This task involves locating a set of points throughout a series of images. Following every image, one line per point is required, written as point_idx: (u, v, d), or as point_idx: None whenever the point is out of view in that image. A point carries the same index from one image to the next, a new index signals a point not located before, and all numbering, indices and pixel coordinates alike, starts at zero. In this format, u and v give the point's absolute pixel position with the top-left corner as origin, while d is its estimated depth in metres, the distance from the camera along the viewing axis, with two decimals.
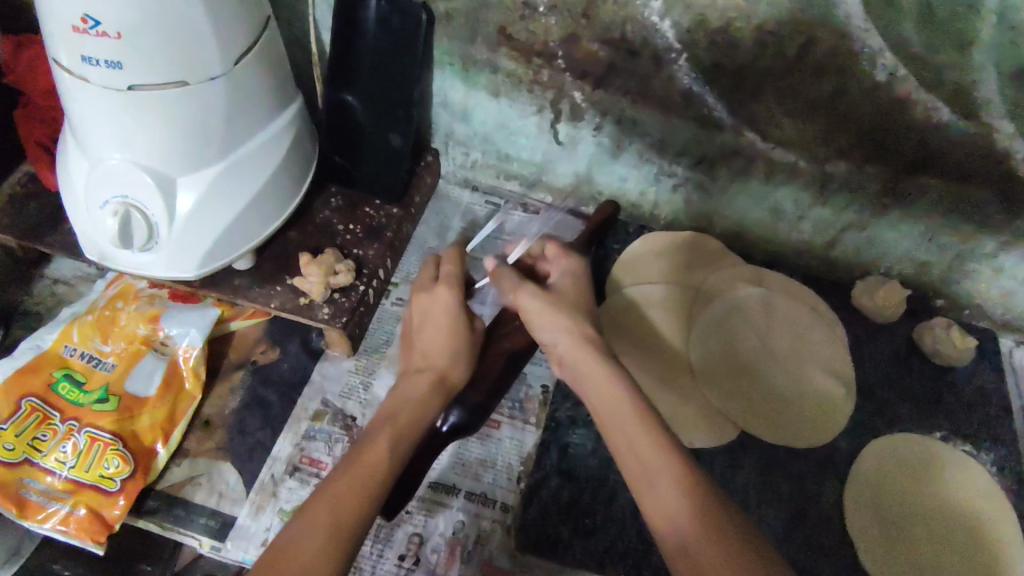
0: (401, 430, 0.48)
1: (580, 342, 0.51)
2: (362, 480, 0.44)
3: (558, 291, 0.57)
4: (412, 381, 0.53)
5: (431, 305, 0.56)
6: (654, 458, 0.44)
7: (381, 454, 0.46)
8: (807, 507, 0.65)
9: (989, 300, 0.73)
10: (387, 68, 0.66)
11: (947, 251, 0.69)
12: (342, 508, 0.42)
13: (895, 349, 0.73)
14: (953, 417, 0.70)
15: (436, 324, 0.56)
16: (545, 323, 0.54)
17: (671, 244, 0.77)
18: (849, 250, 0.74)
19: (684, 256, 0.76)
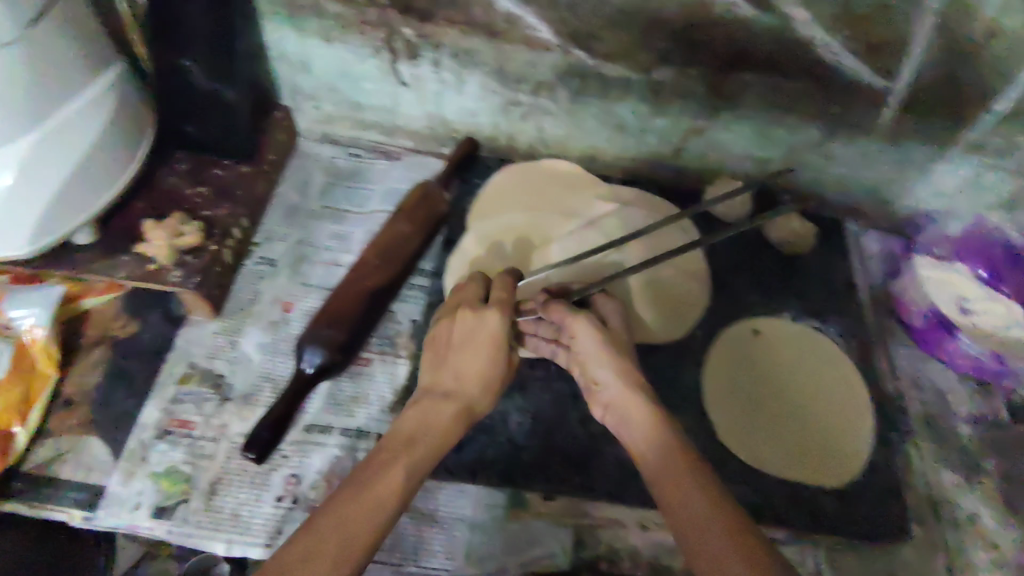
0: (417, 456, 0.49)
1: (634, 388, 0.53)
2: (372, 502, 0.45)
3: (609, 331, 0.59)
4: (429, 410, 0.54)
5: (475, 331, 0.57)
6: (688, 488, 0.45)
7: (391, 481, 0.46)
8: (670, 397, 0.69)
9: (826, 187, 0.81)
10: (214, 21, 0.65)
11: (781, 145, 0.76)
12: (344, 518, 0.43)
13: (749, 246, 0.79)
14: (802, 295, 0.76)
15: (476, 342, 0.57)
16: (595, 359, 0.56)
17: (529, 173, 0.79)
18: (695, 156, 0.79)
19: (542, 183, 0.78)
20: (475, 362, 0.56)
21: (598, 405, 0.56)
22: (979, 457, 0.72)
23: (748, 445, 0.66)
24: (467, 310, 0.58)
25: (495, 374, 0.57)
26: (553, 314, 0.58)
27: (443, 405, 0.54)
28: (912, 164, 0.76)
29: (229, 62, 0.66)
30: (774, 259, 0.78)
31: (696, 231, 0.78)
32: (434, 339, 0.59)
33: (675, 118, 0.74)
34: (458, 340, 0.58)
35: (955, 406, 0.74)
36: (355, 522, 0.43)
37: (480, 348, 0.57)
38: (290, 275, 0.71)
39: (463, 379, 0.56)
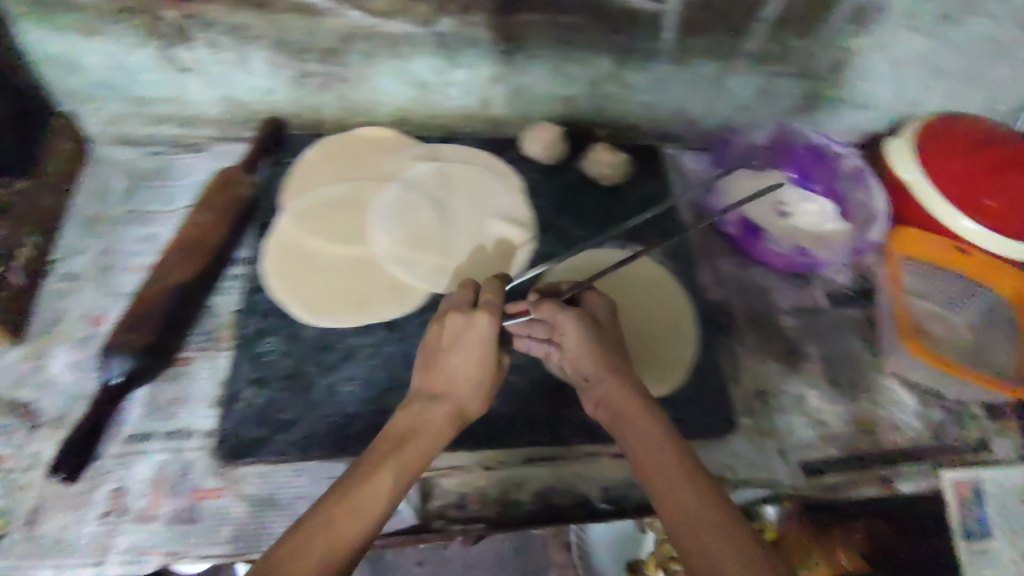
0: (409, 455, 0.49)
1: (623, 379, 0.53)
2: (365, 506, 0.44)
3: (601, 326, 0.58)
4: (419, 411, 0.52)
5: (467, 331, 0.53)
6: (685, 492, 0.44)
7: (380, 487, 0.46)
8: None
9: (634, 115, 0.85)
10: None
11: (579, 81, 0.78)
12: (336, 523, 0.43)
13: (568, 183, 0.81)
14: (626, 222, 0.79)
15: (466, 344, 0.53)
16: (582, 355, 0.55)
17: (343, 145, 0.78)
18: (503, 104, 0.80)
19: (358, 154, 0.78)
20: (467, 367, 0.53)
21: (593, 399, 0.55)
22: (800, 344, 0.77)
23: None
24: (461, 314, 0.54)
25: (489, 377, 0.54)
26: (544, 313, 0.56)
27: (432, 404, 0.52)
28: (706, 81, 0.80)
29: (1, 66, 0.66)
30: (594, 192, 0.81)
31: (514, 177, 0.80)
32: (429, 339, 0.55)
33: (472, 69, 0.75)
34: (447, 343, 0.54)
35: (777, 302, 0.80)
36: (339, 527, 0.43)
37: (472, 354, 0.53)
38: (94, 287, 0.68)
39: (453, 382, 0.53)
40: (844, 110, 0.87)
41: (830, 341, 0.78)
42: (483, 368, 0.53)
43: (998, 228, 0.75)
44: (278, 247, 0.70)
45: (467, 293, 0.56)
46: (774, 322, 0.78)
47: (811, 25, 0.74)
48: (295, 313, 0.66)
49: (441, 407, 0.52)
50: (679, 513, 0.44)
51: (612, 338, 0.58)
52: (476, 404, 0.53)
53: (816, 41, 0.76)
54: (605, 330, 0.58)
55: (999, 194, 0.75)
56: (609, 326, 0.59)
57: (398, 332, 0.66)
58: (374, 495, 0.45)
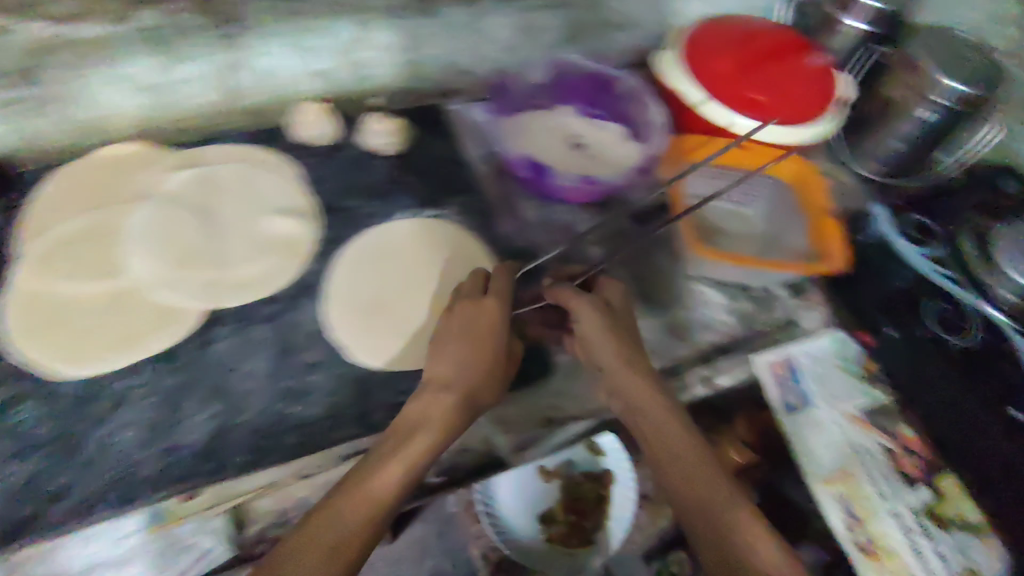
0: (410, 447, 0.53)
1: (633, 371, 0.60)
2: (366, 499, 0.50)
3: (611, 311, 0.64)
4: (429, 405, 0.56)
5: (475, 318, 0.59)
6: (707, 483, 0.55)
7: (387, 481, 0.51)
8: (292, 336, 0.64)
9: (402, 78, 0.81)
10: None
11: (328, 52, 0.74)
12: (343, 519, 0.49)
13: (349, 158, 0.76)
14: (415, 188, 0.77)
15: (475, 326, 0.59)
16: (598, 344, 0.62)
17: (85, 171, 0.71)
18: (255, 92, 0.75)
19: (103, 177, 0.71)
20: (468, 352, 0.58)
21: (607, 389, 0.62)
22: (611, 269, 0.78)
23: (374, 352, 0.64)
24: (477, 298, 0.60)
25: (497, 364, 0.58)
26: (555, 296, 0.64)
27: (440, 397, 0.56)
28: (461, 28, 0.78)
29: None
30: (375, 165, 0.77)
31: (286, 164, 0.75)
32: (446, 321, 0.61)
33: (204, 61, 0.69)
34: (459, 328, 0.59)
35: (582, 233, 0.80)
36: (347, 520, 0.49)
37: (470, 339, 0.58)
38: None
39: (466, 357, 0.58)
40: (606, 33, 0.88)
41: (639, 261, 0.79)
42: (488, 349, 0.58)
43: (770, 117, 0.81)
44: (19, 301, 0.62)
45: (475, 281, 0.63)
46: (583, 254, 0.78)
47: None
48: (50, 370, 0.59)
49: (450, 396, 0.56)
50: (704, 502, 0.54)
51: (623, 324, 0.64)
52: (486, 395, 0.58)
53: None
54: (618, 321, 0.64)
55: (755, 89, 0.82)
56: (620, 312, 0.65)
57: (177, 359, 0.61)
58: (380, 485, 0.51)
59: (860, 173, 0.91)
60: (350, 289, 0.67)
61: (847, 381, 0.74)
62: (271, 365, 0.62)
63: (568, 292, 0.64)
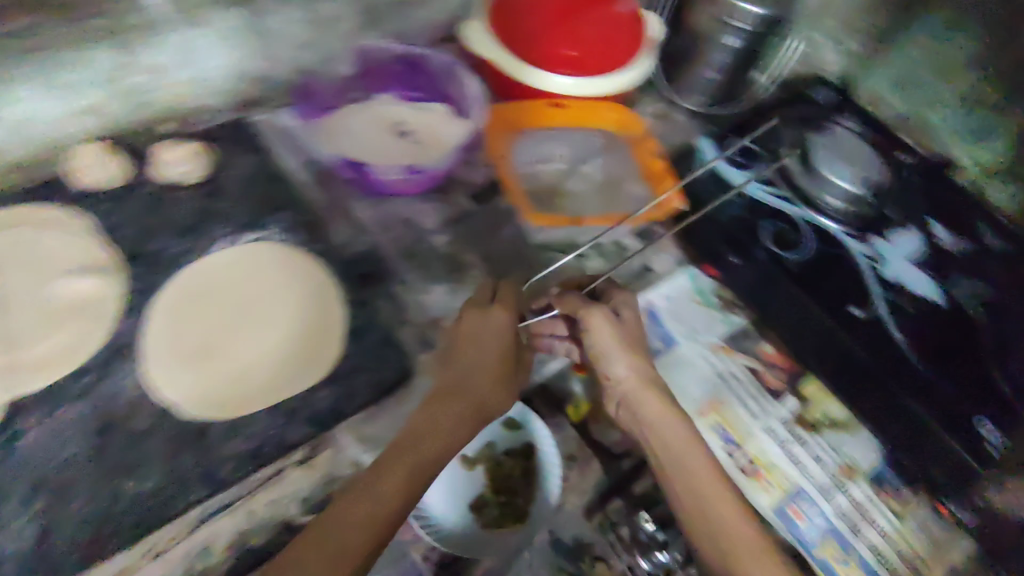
0: (420, 457, 0.52)
1: (646, 385, 0.60)
2: (372, 510, 0.48)
3: (622, 320, 0.64)
4: (440, 417, 0.56)
5: (482, 328, 0.61)
6: (699, 461, 0.56)
7: (391, 488, 0.49)
8: (113, 406, 0.58)
9: (193, 98, 0.75)
10: None
11: (92, 86, 0.67)
12: (347, 526, 0.47)
13: (149, 197, 0.70)
14: (231, 213, 0.71)
15: (484, 341, 0.60)
16: (608, 353, 0.62)
17: None
18: (20, 145, 0.67)
19: None
20: (482, 357, 0.60)
21: (614, 396, 0.62)
22: (459, 254, 0.75)
23: (207, 401, 0.59)
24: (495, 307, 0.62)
25: (504, 371, 0.60)
26: (566, 304, 0.64)
27: (452, 409, 0.56)
28: (237, 32, 0.72)
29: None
30: (179, 198, 0.70)
31: (74, 217, 0.67)
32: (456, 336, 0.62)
33: None
34: (467, 338, 0.61)
35: (423, 224, 0.76)
36: (353, 528, 0.47)
37: (490, 346, 0.60)
38: None
39: (476, 374, 0.59)
40: (404, 10, 0.84)
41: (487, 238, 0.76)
42: (495, 366, 0.59)
43: (580, 71, 0.80)
44: None
45: (486, 293, 0.65)
46: (428, 245, 0.75)
47: None
48: None
49: (457, 406, 0.57)
50: (693, 481, 0.54)
51: (636, 332, 0.64)
52: (499, 399, 0.58)
53: None
54: (629, 327, 0.64)
55: (563, 44, 0.80)
56: (632, 321, 0.65)
57: None
58: (382, 492, 0.49)
59: (684, 107, 0.94)
60: (174, 341, 0.62)
61: (707, 315, 0.75)
62: (95, 443, 0.56)
63: (578, 301, 0.64)
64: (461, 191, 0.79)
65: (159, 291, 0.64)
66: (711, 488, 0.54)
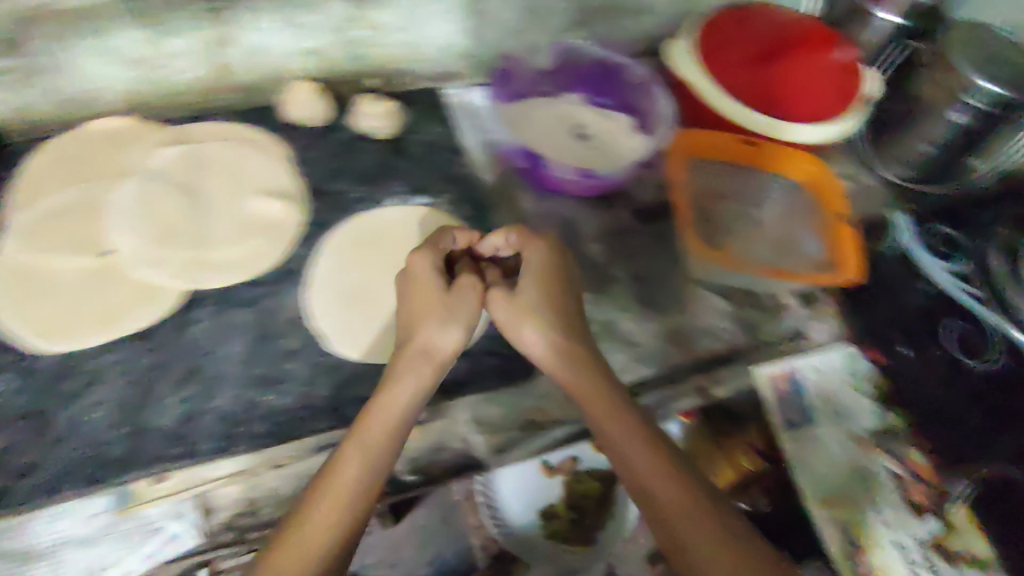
0: (377, 419, 0.52)
1: (615, 416, 0.52)
2: (336, 496, 0.48)
3: (526, 287, 0.59)
4: (428, 344, 0.56)
5: (420, 276, 0.60)
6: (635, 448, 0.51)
7: (352, 462, 0.50)
8: (269, 322, 0.62)
9: (404, 61, 0.77)
10: None
11: (322, 31, 0.70)
12: (323, 518, 0.47)
13: (339, 144, 0.74)
14: (406, 177, 0.73)
15: (412, 294, 0.59)
16: (519, 329, 0.58)
17: (94, 138, 0.69)
18: (246, 72, 0.71)
19: (104, 144, 0.69)
20: (421, 300, 0.59)
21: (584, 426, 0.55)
22: (610, 268, 0.74)
23: (359, 343, 0.62)
24: (415, 253, 0.61)
25: (437, 296, 0.58)
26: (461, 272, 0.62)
27: (409, 368, 0.55)
28: (460, 9, 0.73)
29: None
30: (367, 151, 0.74)
31: (277, 143, 0.72)
32: (400, 295, 0.61)
33: (188, 36, 0.65)
34: (402, 282, 0.61)
35: (580, 229, 0.76)
36: (321, 516, 0.47)
37: (421, 292, 0.59)
38: None
39: (414, 324, 0.58)
40: (616, 16, 0.81)
41: (643, 261, 0.75)
42: (426, 310, 0.58)
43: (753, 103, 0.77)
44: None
45: (400, 277, 0.61)
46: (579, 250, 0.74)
47: None
48: (23, 345, 0.59)
49: (413, 354, 0.56)
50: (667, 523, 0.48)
51: (539, 301, 0.59)
52: (446, 331, 0.57)
53: None
54: (542, 286, 0.59)
55: (740, 78, 0.77)
56: (538, 289, 0.59)
57: (155, 339, 0.60)
58: (350, 473, 0.49)
59: (880, 174, 0.86)
60: (338, 280, 0.65)
61: (855, 396, 0.68)
62: (246, 354, 0.60)
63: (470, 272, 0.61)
64: (622, 205, 0.79)
65: (333, 230, 0.68)
66: (663, 487, 0.49)
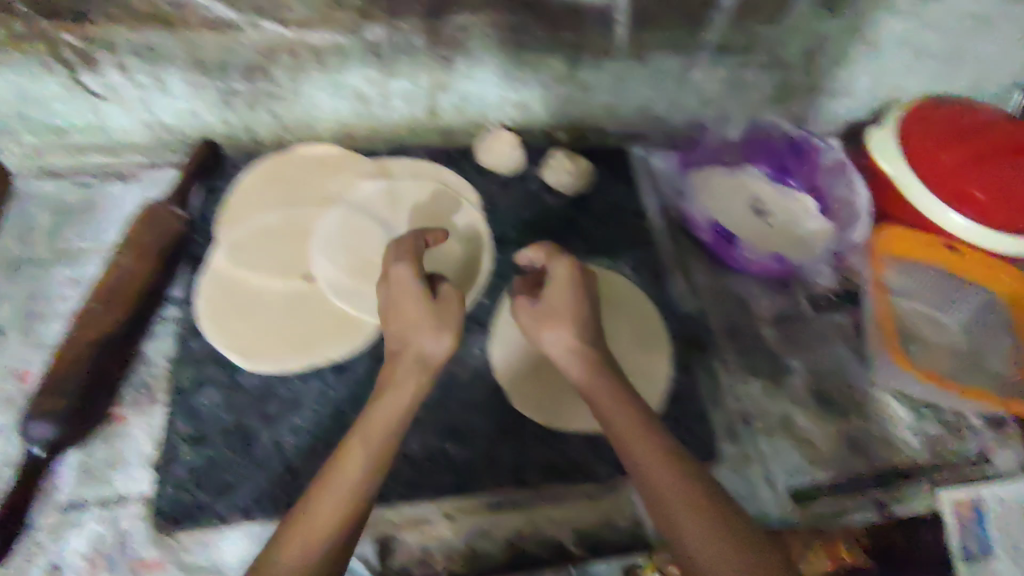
0: (379, 415, 0.50)
1: (626, 413, 0.48)
2: (340, 496, 0.47)
3: (544, 304, 0.55)
4: (427, 345, 0.53)
5: (403, 286, 0.55)
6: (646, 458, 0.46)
7: (355, 452, 0.48)
8: (456, 370, 0.64)
9: (599, 118, 0.77)
10: None
11: (531, 83, 0.71)
12: (324, 517, 0.46)
13: (527, 193, 0.75)
14: (590, 236, 0.73)
15: (397, 301, 0.55)
16: (540, 333, 0.54)
17: (303, 161, 0.72)
18: (451, 113, 0.73)
19: (311, 169, 0.72)
20: (410, 308, 0.54)
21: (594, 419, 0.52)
22: (785, 357, 0.72)
23: (544, 406, 0.62)
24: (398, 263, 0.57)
25: (429, 309, 0.54)
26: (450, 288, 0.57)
27: (406, 368, 0.52)
28: (668, 77, 0.73)
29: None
30: (554, 204, 0.75)
31: (469, 187, 0.73)
32: (384, 308, 0.57)
33: (410, 77, 0.67)
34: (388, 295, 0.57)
35: (756, 311, 0.75)
36: (322, 509, 0.46)
37: (409, 303, 0.55)
38: (20, 338, 0.64)
39: (405, 333, 0.54)
40: (816, 96, 0.79)
41: (817, 353, 0.73)
42: (419, 321, 0.54)
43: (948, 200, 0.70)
44: (212, 288, 0.64)
45: (385, 287, 0.57)
46: (752, 333, 0.73)
47: (778, 11, 0.67)
48: (232, 359, 0.61)
49: (406, 358, 0.53)
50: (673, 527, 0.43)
51: (563, 314, 0.54)
52: (439, 341, 0.53)
53: (777, 28, 0.69)
54: (559, 299, 0.55)
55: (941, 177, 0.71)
56: (558, 301, 0.54)
57: (350, 372, 0.63)
58: (348, 472, 0.47)
59: None
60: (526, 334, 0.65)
61: None
62: (433, 400, 0.62)
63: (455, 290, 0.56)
64: (801, 290, 0.76)
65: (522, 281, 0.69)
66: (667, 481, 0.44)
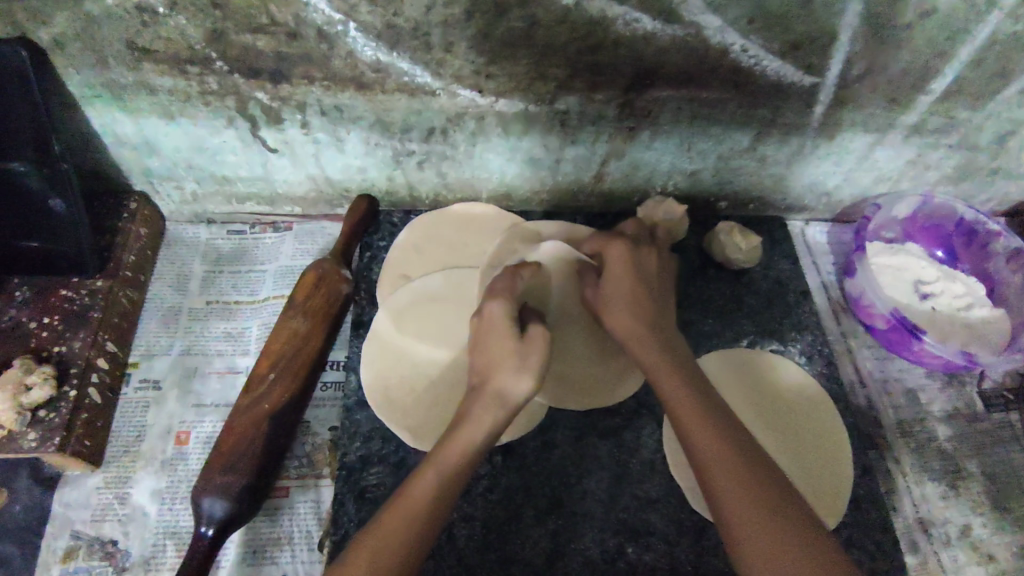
0: (465, 432, 0.51)
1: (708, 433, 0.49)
2: (414, 511, 0.46)
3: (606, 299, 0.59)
4: (511, 376, 0.53)
5: (490, 327, 0.56)
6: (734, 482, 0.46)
7: (426, 482, 0.48)
8: (628, 462, 0.61)
9: (764, 190, 0.74)
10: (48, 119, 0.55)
11: (708, 156, 0.68)
12: (401, 528, 0.46)
13: (690, 266, 0.72)
14: (755, 316, 0.70)
15: (487, 343, 0.55)
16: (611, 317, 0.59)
17: (462, 220, 0.70)
18: (618, 179, 0.70)
19: (470, 229, 0.69)
20: (498, 353, 0.54)
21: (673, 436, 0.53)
22: (961, 460, 0.68)
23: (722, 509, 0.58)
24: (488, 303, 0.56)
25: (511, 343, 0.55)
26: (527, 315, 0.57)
27: (482, 399, 0.53)
28: (851, 155, 0.69)
29: (37, 147, 0.56)
30: (717, 279, 0.71)
31: None
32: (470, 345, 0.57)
33: (589, 145, 0.65)
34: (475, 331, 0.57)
35: (927, 406, 0.70)
36: (401, 519, 0.46)
37: (495, 340, 0.55)
38: (177, 395, 0.62)
39: (486, 371, 0.54)
40: (995, 178, 0.75)
41: (994, 456, 0.68)
42: (501, 359, 0.54)
43: None
44: (377, 353, 0.62)
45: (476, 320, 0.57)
46: (924, 430, 0.69)
47: (991, 94, 0.62)
48: (400, 436, 0.59)
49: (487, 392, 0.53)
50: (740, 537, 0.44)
51: (626, 305, 0.58)
52: (521, 382, 0.53)
53: (981, 113, 0.64)
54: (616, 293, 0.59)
55: None
56: (625, 299, 0.59)
57: (520, 456, 0.60)
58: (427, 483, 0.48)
59: None
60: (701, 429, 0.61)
61: None
62: (607, 495, 0.59)
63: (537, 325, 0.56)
64: (971, 384, 0.72)
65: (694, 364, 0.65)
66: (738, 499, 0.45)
